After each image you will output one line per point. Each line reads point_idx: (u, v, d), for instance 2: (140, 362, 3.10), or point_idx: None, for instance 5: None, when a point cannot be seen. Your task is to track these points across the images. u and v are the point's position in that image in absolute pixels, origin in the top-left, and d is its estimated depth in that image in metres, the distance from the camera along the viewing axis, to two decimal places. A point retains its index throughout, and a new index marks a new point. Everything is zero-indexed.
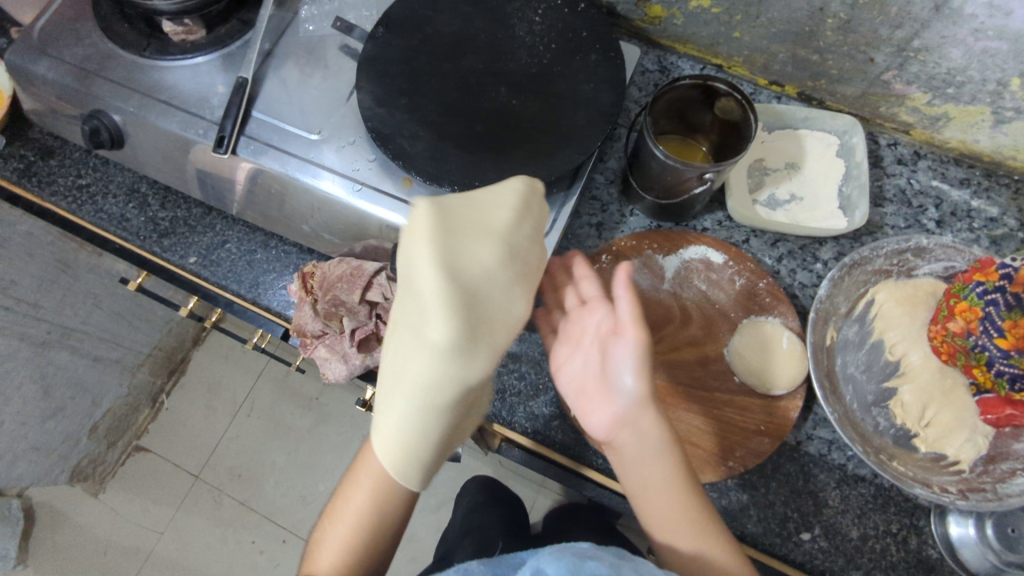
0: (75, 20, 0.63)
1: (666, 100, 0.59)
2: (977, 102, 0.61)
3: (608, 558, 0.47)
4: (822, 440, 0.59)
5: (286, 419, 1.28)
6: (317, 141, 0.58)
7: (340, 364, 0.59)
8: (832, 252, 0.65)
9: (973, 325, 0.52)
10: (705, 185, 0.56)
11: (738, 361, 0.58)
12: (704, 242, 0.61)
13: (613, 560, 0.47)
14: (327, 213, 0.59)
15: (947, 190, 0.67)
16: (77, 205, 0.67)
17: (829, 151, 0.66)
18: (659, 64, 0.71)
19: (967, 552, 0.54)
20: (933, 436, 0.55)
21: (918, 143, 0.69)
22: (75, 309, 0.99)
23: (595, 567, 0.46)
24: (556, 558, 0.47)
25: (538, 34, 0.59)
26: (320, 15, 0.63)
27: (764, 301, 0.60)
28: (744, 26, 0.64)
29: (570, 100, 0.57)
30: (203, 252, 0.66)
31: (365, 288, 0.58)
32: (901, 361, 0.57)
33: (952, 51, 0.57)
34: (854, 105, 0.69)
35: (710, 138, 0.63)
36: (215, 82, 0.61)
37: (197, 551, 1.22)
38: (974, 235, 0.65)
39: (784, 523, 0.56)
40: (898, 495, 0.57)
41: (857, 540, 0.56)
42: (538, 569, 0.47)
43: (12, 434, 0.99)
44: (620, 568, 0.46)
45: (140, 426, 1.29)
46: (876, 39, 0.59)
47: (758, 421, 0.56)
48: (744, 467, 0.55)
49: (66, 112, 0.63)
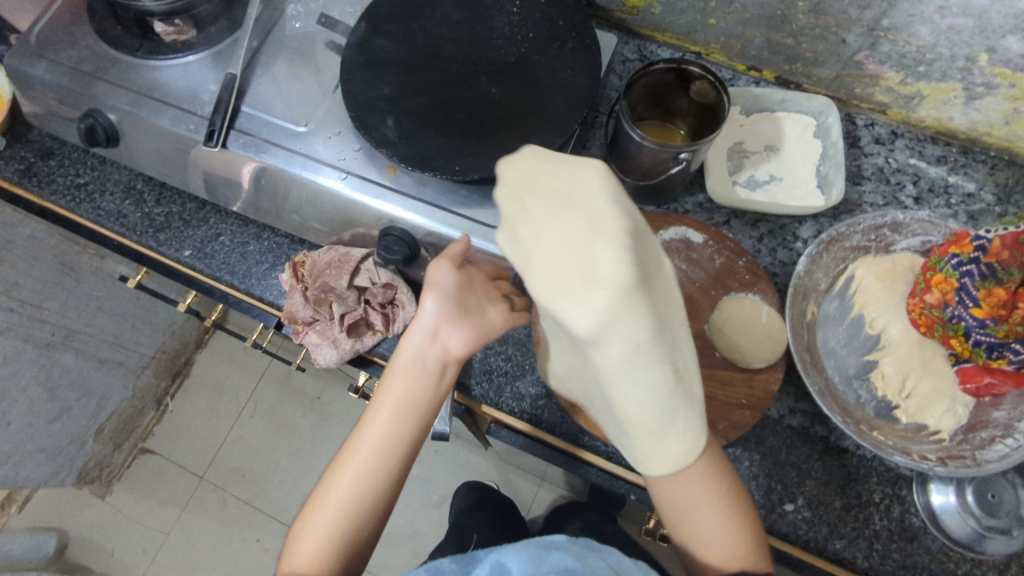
0: (70, 25, 0.65)
1: (643, 85, 0.60)
2: (948, 79, 0.62)
3: (572, 551, 0.48)
4: (805, 414, 0.60)
5: (288, 419, 1.30)
6: (304, 133, 0.60)
7: (331, 349, 0.61)
8: (811, 230, 0.66)
9: (948, 296, 0.52)
10: (682, 165, 0.57)
11: (719, 338, 0.59)
12: (685, 223, 0.63)
13: (579, 550, 0.49)
14: (317, 203, 0.61)
15: (925, 168, 0.68)
16: (75, 203, 0.69)
17: (806, 132, 0.67)
18: (639, 53, 0.73)
19: (950, 519, 0.54)
20: (914, 407, 0.56)
21: (895, 123, 0.70)
22: (78, 311, 1.00)
23: (560, 559, 0.46)
24: (521, 551, 0.47)
25: (516, 25, 0.61)
26: (306, 13, 0.65)
27: (744, 278, 0.61)
28: (719, 12, 0.66)
29: (547, 85, 0.58)
30: (198, 245, 0.68)
31: (353, 274, 0.60)
32: (882, 335, 0.58)
33: (920, 29, 0.58)
34: (830, 87, 0.70)
35: (688, 122, 0.64)
36: (206, 80, 0.63)
37: (202, 549, 1.23)
38: (952, 210, 0.66)
39: (768, 494, 0.57)
40: (880, 465, 0.58)
41: (840, 510, 0.57)
42: (501, 563, 0.47)
43: (19, 435, 1.01)
44: (586, 559, 0.47)
45: (145, 429, 1.31)
46: (846, 20, 0.60)
47: (740, 395, 0.57)
48: (727, 439, 0.56)
49: (65, 114, 0.66)
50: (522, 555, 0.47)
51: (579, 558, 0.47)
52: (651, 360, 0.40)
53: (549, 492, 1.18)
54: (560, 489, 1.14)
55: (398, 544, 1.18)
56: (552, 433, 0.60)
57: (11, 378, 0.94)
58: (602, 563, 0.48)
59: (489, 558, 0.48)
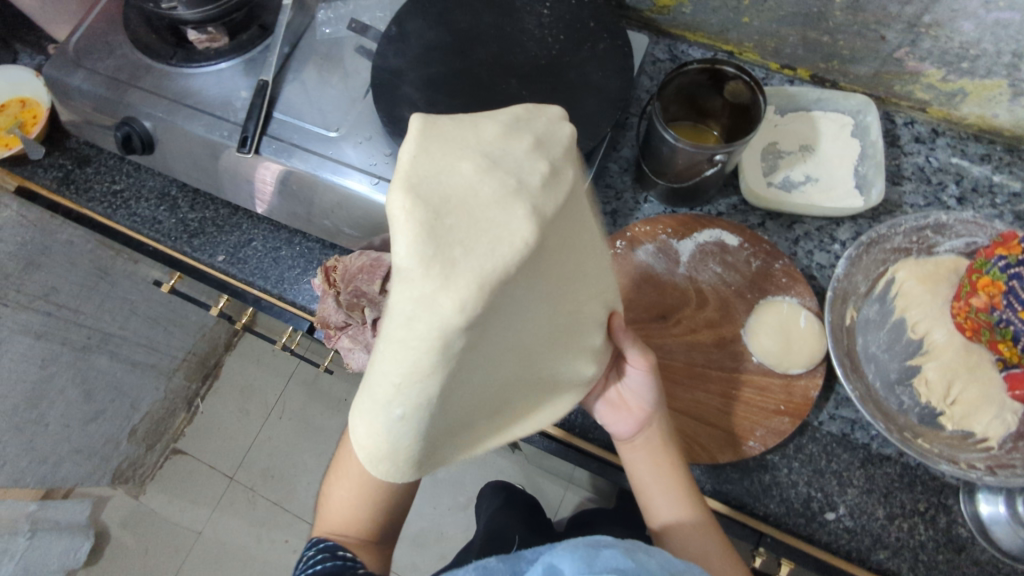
0: (106, 34, 0.66)
1: (676, 86, 0.59)
2: (993, 75, 0.60)
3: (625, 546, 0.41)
4: (845, 420, 0.58)
5: (316, 421, 1.31)
6: (336, 138, 0.60)
7: (363, 353, 0.62)
8: (850, 232, 0.64)
9: (996, 300, 0.50)
10: (717, 166, 0.56)
11: (756, 342, 0.57)
12: (719, 225, 0.62)
13: (630, 546, 0.42)
14: (349, 208, 0.61)
15: (968, 167, 0.66)
16: (112, 209, 0.70)
17: (843, 132, 0.66)
18: (670, 53, 0.72)
19: (999, 531, 0.53)
20: (959, 413, 0.54)
21: (936, 120, 0.68)
22: (113, 315, 1.02)
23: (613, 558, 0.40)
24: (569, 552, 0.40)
25: (547, 27, 0.61)
26: (336, 18, 0.65)
27: (781, 281, 0.60)
28: (752, 11, 0.65)
29: (578, 88, 0.58)
30: (231, 250, 0.69)
31: (385, 280, 0.58)
32: (925, 339, 0.56)
33: (963, 24, 0.56)
34: (868, 85, 0.68)
35: (721, 122, 0.63)
36: (238, 87, 0.63)
37: (234, 549, 1.25)
38: (997, 210, 0.64)
39: (808, 503, 0.56)
40: (925, 473, 0.57)
41: (883, 519, 0.55)
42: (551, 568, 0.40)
43: (56, 436, 1.03)
44: (637, 556, 0.41)
45: (177, 430, 1.33)
46: (886, 16, 0.59)
47: (778, 401, 0.56)
48: (765, 447, 0.55)
49: (102, 122, 0.67)
50: (574, 554, 0.40)
51: (630, 556, 0.41)
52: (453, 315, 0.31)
53: (577, 494, 1.17)
54: (588, 493, 1.14)
55: (426, 547, 1.18)
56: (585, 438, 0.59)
57: (48, 381, 0.96)
58: (655, 562, 0.41)
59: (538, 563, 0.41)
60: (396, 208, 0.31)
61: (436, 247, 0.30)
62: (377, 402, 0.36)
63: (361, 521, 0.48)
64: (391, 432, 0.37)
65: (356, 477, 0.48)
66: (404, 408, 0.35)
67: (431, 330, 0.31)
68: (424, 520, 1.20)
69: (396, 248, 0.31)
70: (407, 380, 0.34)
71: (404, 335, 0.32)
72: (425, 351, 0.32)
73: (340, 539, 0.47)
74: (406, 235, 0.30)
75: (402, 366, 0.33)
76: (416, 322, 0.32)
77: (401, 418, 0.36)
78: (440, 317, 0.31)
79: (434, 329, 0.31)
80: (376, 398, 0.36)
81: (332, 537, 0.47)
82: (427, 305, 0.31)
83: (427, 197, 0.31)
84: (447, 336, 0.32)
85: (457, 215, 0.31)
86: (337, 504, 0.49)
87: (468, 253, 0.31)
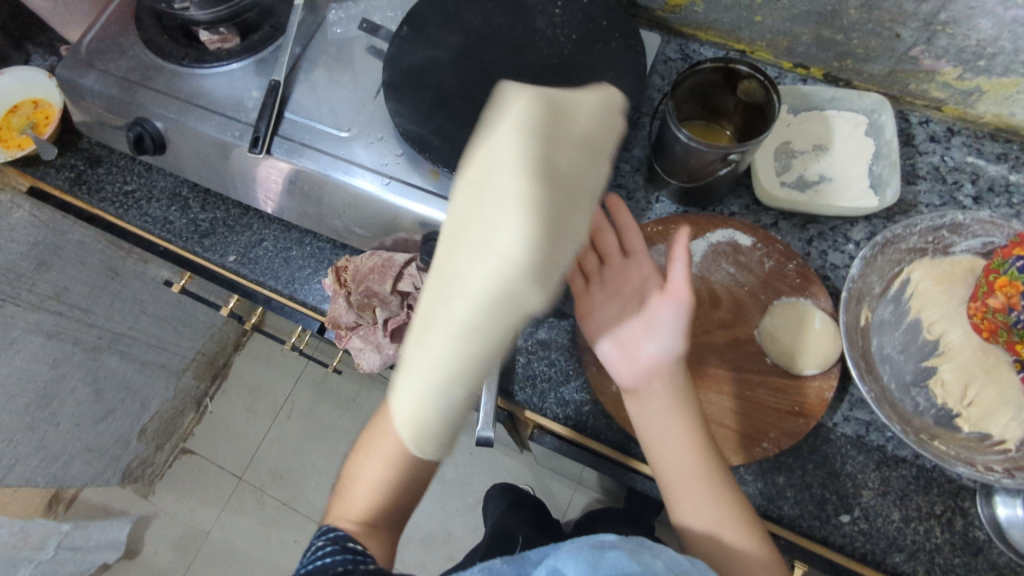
0: (119, 35, 0.66)
1: (688, 85, 0.59)
2: (1010, 74, 0.60)
3: (629, 547, 0.44)
4: (860, 422, 0.58)
5: (325, 421, 1.32)
6: (347, 138, 0.60)
7: (374, 353, 0.62)
8: (864, 232, 0.64)
9: (1014, 300, 0.50)
10: (731, 166, 0.55)
11: (770, 343, 0.57)
12: (732, 225, 0.61)
13: (634, 547, 0.45)
14: (360, 209, 0.61)
15: (984, 166, 0.65)
16: (123, 210, 0.70)
17: (857, 131, 0.65)
18: (681, 53, 0.72)
19: (1019, 534, 0.51)
20: (975, 415, 0.53)
21: (952, 119, 0.67)
22: (123, 315, 1.03)
23: (618, 560, 0.43)
24: (575, 556, 0.43)
25: (559, 26, 0.60)
26: (347, 19, 0.65)
27: (795, 282, 0.60)
28: (766, 9, 0.64)
29: (590, 88, 0.58)
30: (242, 250, 0.69)
31: (396, 279, 0.59)
32: (941, 340, 0.56)
33: (981, 22, 0.56)
34: (882, 84, 0.68)
35: (734, 122, 0.63)
36: (250, 87, 0.63)
37: (243, 549, 1.25)
38: (1014, 210, 0.63)
39: (822, 505, 0.56)
40: (941, 476, 0.56)
41: (899, 522, 0.55)
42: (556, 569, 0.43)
43: (67, 435, 1.04)
44: (640, 556, 0.44)
45: (186, 429, 1.34)
46: (901, 14, 0.58)
47: (793, 402, 0.55)
48: (779, 448, 0.54)
49: (114, 123, 0.67)
50: (579, 557, 0.43)
51: (636, 558, 0.43)
52: (542, 288, 0.36)
53: (586, 495, 1.17)
54: (596, 494, 1.14)
55: (434, 547, 1.18)
56: (597, 439, 0.59)
57: (59, 381, 0.96)
58: (660, 564, 0.44)
59: (543, 564, 0.44)
60: (508, 177, 0.37)
61: (546, 225, 0.36)
62: (433, 373, 0.38)
63: (379, 507, 0.47)
64: (438, 405, 0.38)
65: (384, 459, 0.47)
66: (460, 380, 0.38)
67: (522, 301, 0.36)
68: (432, 520, 1.20)
69: (507, 224, 0.36)
70: (475, 348, 0.37)
71: (484, 303, 0.36)
72: (507, 320, 0.37)
73: (352, 529, 0.46)
74: (520, 209, 0.36)
75: (478, 330, 0.37)
76: (514, 286, 0.36)
77: (454, 393, 0.38)
78: (540, 285, 0.36)
79: (527, 301, 0.36)
80: (435, 368, 0.38)
81: (341, 525, 0.46)
82: (535, 274, 0.36)
83: (532, 178, 0.36)
84: (534, 307, 0.36)
85: (557, 200, 0.37)
86: (359, 493, 0.48)
87: (562, 235, 0.37)
